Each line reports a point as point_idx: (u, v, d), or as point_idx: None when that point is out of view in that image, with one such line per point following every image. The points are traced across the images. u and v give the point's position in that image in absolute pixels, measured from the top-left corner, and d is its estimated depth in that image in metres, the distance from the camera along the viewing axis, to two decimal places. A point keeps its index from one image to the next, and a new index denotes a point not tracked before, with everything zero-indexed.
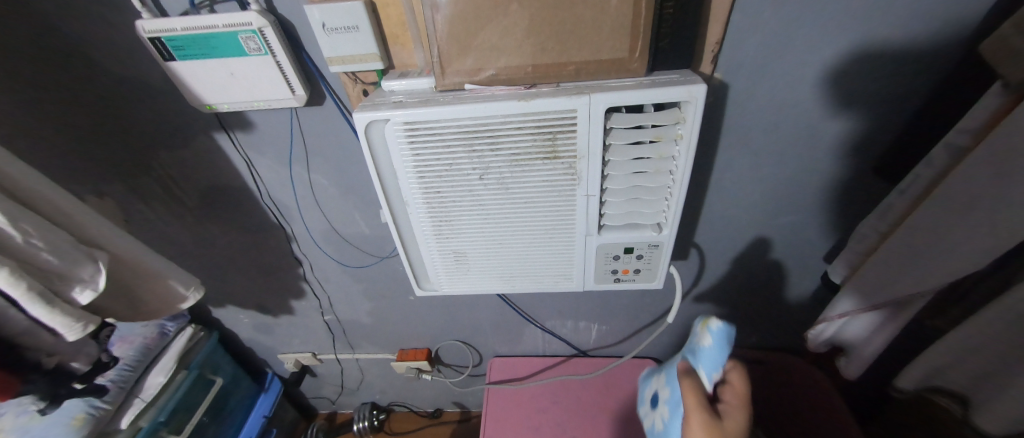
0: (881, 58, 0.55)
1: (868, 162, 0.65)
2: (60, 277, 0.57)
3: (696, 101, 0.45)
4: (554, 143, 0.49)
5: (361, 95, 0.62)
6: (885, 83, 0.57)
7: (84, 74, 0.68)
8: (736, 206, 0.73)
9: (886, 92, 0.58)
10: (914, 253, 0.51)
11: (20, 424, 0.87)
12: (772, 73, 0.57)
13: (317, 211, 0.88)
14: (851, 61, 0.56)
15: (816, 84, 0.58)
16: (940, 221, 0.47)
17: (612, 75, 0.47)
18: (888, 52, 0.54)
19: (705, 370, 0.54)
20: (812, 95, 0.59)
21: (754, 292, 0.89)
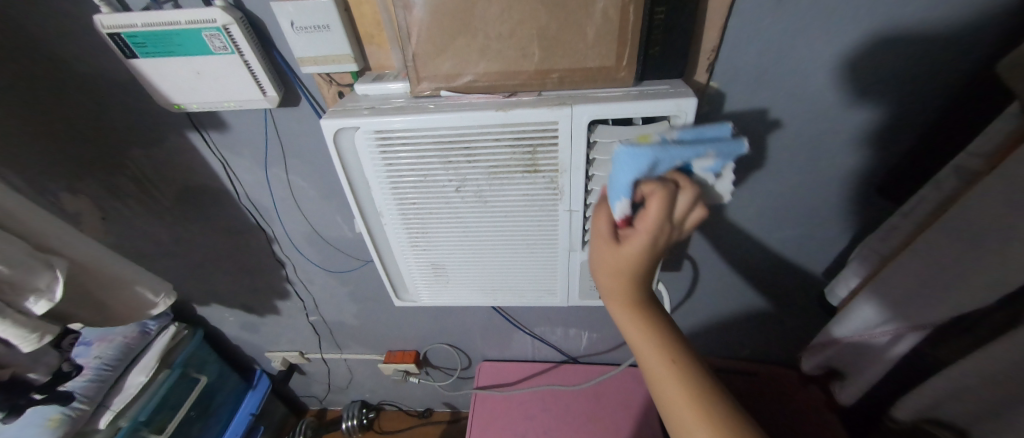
0: (898, 79, 0.50)
1: (876, 189, 0.60)
2: (12, 287, 0.54)
3: (686, 115, 0.42)
4: (535, 157, 0.46)
5: (337, 98, 0.58)
6: (903, 104, 0.52)
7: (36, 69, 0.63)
8: (734, 224, 0.69)
9: (902, 114, 0.53)
10: (923, 290, 0.47)
11: None
12: (776, 87, 0.53)
13: (298, 213, 0.83)
14: (865, 79, 0.51)
15: (823, 102, 0.53)
16: (955, 258, 0.43)
17: (598, 84, 0.44)
18: (910, 69, 0.49)
19: (614, 193, 0.40)
20: (818, 113, 0.54)
21: (751, 310, 0.84)
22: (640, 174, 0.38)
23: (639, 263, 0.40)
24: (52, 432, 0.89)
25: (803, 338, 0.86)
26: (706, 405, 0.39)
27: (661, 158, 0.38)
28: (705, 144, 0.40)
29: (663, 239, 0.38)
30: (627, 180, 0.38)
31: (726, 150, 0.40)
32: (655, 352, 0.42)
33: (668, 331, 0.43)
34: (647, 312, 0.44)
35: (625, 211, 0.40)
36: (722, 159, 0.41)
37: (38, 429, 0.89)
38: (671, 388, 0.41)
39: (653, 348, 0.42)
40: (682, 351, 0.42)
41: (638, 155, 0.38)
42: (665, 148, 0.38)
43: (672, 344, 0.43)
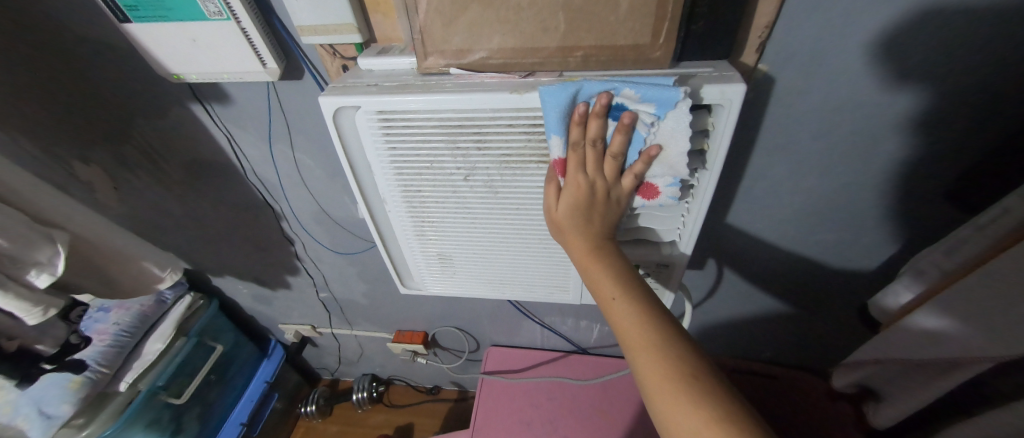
0: (984, 72, 0.42)
1: (936, 195, 0.53)
2: (13, 262, 0.53)
3: (730, 105, 0.36)
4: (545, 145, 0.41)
5: (341, 71, 0.53)
6: (985, 101, 0.44)
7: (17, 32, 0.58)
8: (766, 222, 0.63)
9: (980, 113, 0.45)
10: (989, 321, 0.40)
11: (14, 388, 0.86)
12: (830, 76, 0.46)
13: (305, 191, 0.79)
14: (943, 70, 0.43)
15: (886, 94, 0.46)
16: None
17: (628, 66, 0.38)
18: (1000, 60, 0.41)
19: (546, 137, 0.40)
20: (876, 106, 0.48)
21: (781, 314, 0.78)
22: (565, 112, 0.37)
23: (575, 207, 0.41)
24: (74, 394, 0.91)
25: (831, 346, 0.80)
26: (652, 329, 0.38)
27: (582, 89, 0.36)
28: (632, 83, 0.36)
29: (587, 178, 0.40)
30: (554, 121, 0.37)
31: (663, 96, 0.35)
32: (607, 279, 0.41)
33: (620, 263, 0.42)
34: (601, 244, 0.43)
35: (557, 153, 0.40)
36: (666, 107, 0.35)
37: (60, 390, 0.90)
38: (620, 314, 0.40)
39: (604, 276, 0.41)
40: (634, 277, 0.41)
41: (553, 95, 0.36)
42: (586, 85, 0.36)
43: (623, 273, 0.41)
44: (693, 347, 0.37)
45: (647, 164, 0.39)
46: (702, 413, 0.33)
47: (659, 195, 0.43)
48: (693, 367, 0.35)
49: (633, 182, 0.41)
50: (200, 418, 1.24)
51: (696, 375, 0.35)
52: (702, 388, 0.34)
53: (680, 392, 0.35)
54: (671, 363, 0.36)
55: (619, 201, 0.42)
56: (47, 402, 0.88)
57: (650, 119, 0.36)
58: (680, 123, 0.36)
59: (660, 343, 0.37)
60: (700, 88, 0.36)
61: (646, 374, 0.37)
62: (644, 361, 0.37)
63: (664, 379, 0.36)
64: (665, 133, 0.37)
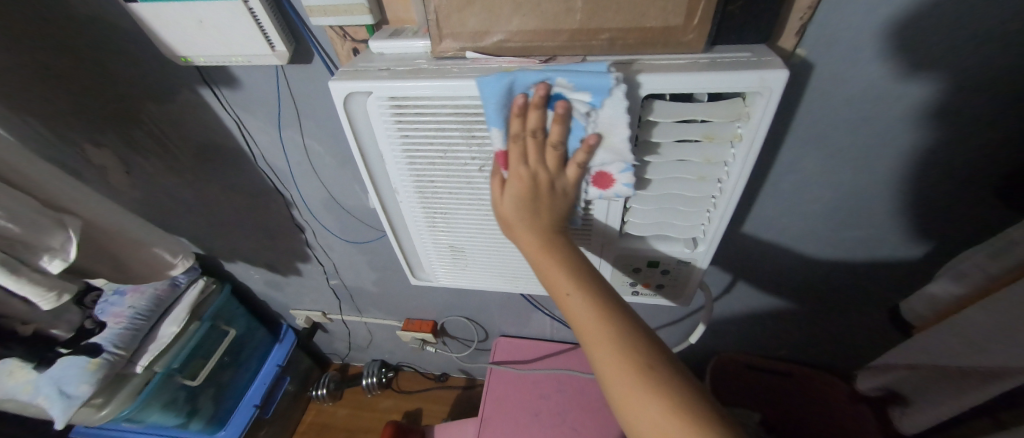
0: None
1: (985, 192, 0.49)
2: (26, 247, 0.52)
3: (769, 93, 0.32)
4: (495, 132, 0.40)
5: (352, 55, 0.51)
6: None
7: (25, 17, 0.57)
8: (792, 219, 0.60)
9: None
10: None
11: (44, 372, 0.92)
12: (874, 62, 0.42)
13: (314, 178, 0.77)
14: (1005, 58, 0.39)
15: (937, 83, 0.42)
16: None
17: (658, 50, 0.35)
18: None
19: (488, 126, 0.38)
20: (925, 95, 0.44)
21: (804, 312, 0.75)
22: (500, 104, 0.35)
23: (523, 200, 0.40)
24: (92, 375, 0.92)
25: (857, 345, 0.77)
26: (606, 321, 0.37)
27: (518, 80, 0.34)
28: (567, 71, 0.33)
29: (529, 171, 0.39)
30: (493, 112, 0.36)
31: (597, 83, 0.33)
32: (560, 272, 0.40)
33: (572, 256, 0.41)
34: (552, 237, 0.42)
35: (499, 145, 0.38)
36: (600, 95, 0.33)
37: (81, 370, 0.93)
38: (573, 308, 0.39)
39: (555, 269, 0.40)
40: (587, 268, 0.40)
41: (488, 85, 0.34)
42: (516, 73, 0.34)
43: (576, 266, 0.40)
44: (647, 336, 0.37)
45: (589, 154, 0.37)
46: (660, 402, 0.33)
47: (614, 186, 0.40)
48: (648, 357, 0.35)
49: (578, 173, 0.39)
50: (214, 398, 1.28)
51: (652, 365, 0.35)
52: (660, 378, 0.34)
53: (639, 383, 0.34)
54: (626, 357, 0.35)
55: (565, 192, 0.41)
56: (69, 382, 0.91)
57: (585, 108, 0.34)
58: (619, 110, 0.33)
59: (615, 335, 0.36)
60: (636, 76, 0.33)
61: (605, 368, 0.36)
62: (601, 355, 0.36)
63: (622, 371, 0.35)
64: (604, 121, 0.35)
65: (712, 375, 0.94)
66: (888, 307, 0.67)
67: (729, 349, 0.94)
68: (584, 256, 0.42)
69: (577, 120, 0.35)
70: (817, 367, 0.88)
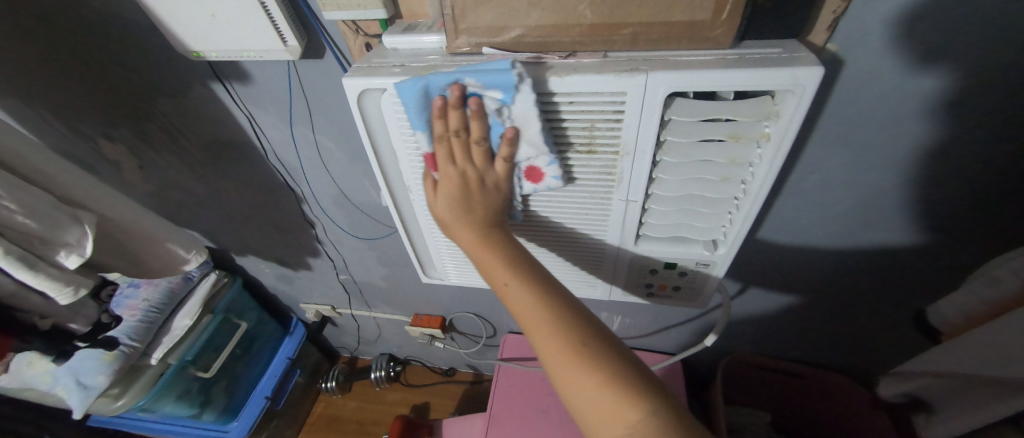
0: None
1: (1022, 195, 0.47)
2: (43, 243, 0.53)
3: (802, 92, 0.30)
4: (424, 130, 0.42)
5: (364, 50, 0.50)
6: None
7: (40, 15, 0.57)
8: (812, 220, 0.58)
9: None
10: None
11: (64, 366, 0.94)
12: (909, 58, 0.40)
13: (325, 173, 0.77)
14: None
15: (978, 80, 0.40)
16: None
17: (682, 45, 0.34)
18: None
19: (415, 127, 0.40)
20: (963, 93, 0.41)
21: (822, 314, 0.73)
22: (418, 108, 0.36)
23: (459, 196, 0.42)
24: (109, 366, 0.95)
25: (877, 349, 0.75)
26: (543, 306, 0.39)
27: (431, 84, 0.35)
28: (476, 70, 0.33)
29: (459, 169, 0.40)
30: (415, 117, 0.37)
31: (504, 79, 0.33)
32: (496, 263, 0.42)
33: (510, 247, 0.43)
34: (489, 231, 0.44)
35: (427, 147, 0.40)
36: (509, 92, 0.33)
37: (98, 362, 0.95)
38: (513, 297, 0.40)
39: (492, 261, 0.42)
40: (521, 258, 0.42)
41: (404, 90, 0.35)
42: (427, 76, 0.34)
43: (513, 256, 0.42)
44: (581, 316, 0.39)
45: (513, 147, 0.37)
46: (597, 377, 0.34)
47: (544, 179, 0.41)
48: (583, 334, 0.37)
49: (506, 166, 0.40)
50: (227, 390, 1.30)
51: (587, 343, 0.36)
52: (592, 352, 0.36)
53: (573, 360, 0.36)
54: (563, 336, 0.37)
55: (498, 186, 0.42)
56: (88, 374, 0.94)
57: (496, 105, 0.35)
58: (529, 105, 0.34)
59: (549, 317, 0.38)
60: (546, 75, 0.34)
61: (544, 351, 0.37)
62: (539, 338, 0.38)
63: (558, 351, 0.37)
64: (518, 116, 0.35)
65: (723, 374, 0.93)
66: (913, 310, 0.65)
67: (743, 350, 0.92)
68: (521, 246, 0.44)
69: (493, 117, 0.36)
70: (832, 368, 0.86)
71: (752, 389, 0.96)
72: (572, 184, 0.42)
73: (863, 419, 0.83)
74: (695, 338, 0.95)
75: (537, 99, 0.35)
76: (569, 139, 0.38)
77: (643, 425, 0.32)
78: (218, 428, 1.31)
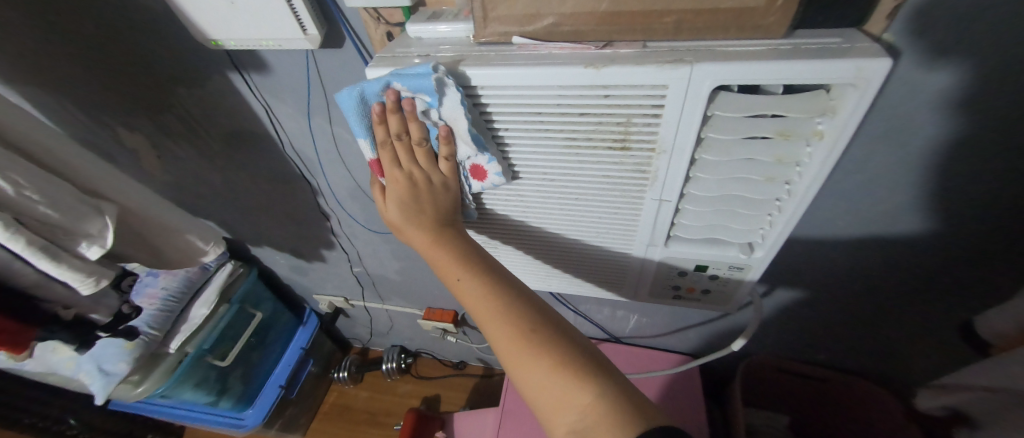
0: None
1: None
2: (65, 233, 0.52)
3: (865, 86, 0.28)
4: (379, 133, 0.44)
5: (385, 40, 0.49)
6: None
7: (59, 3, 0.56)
8: (850, 222, 0.55)
9: None
10: None
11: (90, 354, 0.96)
12: (984, 55, 0.36)
13: (341, 165, 0.76)
14: None
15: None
16: None
17: (730, 34, 0.31)
18: None
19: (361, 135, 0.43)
20: None
21: (853, 319, 0.70)
22: (357, 114, 0.39)
23: (407, 195, 0.44)
24: (130, 353, 0.96)
25: (910, 356, 0.72)
26: (494, 298, 0.40)
27: (365, 91, 0.37)
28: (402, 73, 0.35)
29: (403, 170, 0.43)
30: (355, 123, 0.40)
31: (425, 82, 0.34)
32: (448, 260, 0.43)
33: (462, 243, 0.44)
34: (442, 228, 0.45)
35: (370, 153, 0.43)
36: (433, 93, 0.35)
37: (120, 350, 0.96)
38: (465, 291, 0.42)
39: (443, 259, 0.44)
40: (470, 252, 0.44)
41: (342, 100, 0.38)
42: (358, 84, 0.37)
43: (465, 252, 0.44)
44: (529, 307, 0.40)
45: (449, 144, 0.39)
46: (546, 362, 0.36)
47: (488, 177, 0.42)
48: (531, 323, 0.38)
49: (447, 165, 0.42)
50: (243, 378, 1.32)
51: (536, 328, 0.38)
52: (541, 338, 0.37)
53: (524, 347, 0.37)
54: (513, 325, 0.38)
55: (446, 185, 0.44)
56: (113, 361, 0.95)
57: (422, 107, 0.37)
58: (455, 104, 0.35)
59: (498, 310, 0.40)
60: (537, 66, 0.33)
61: (497, 340, 0.39)
62: (492, 331, 0.39)
63: (509, 340, 0.38)
64: (448, 116, 0.37)
65: (743, 377, 0.91)
66: (953, 319, 0.62)
67: (764, 352, 0.89)
68: (474, 242, 0.46)
69: (422, 119, 0.38)
70: (859, 374, 0.83)
71: (773, 392, 0.93)
72: (515, 178, 0.44)
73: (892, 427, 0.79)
74: (714, 338, 0.93)
75: (574, 91, 0.33)
76: (504, 137, 0.39)
77: (593, 408, 0.33)
78: (235, 416, 1.33)
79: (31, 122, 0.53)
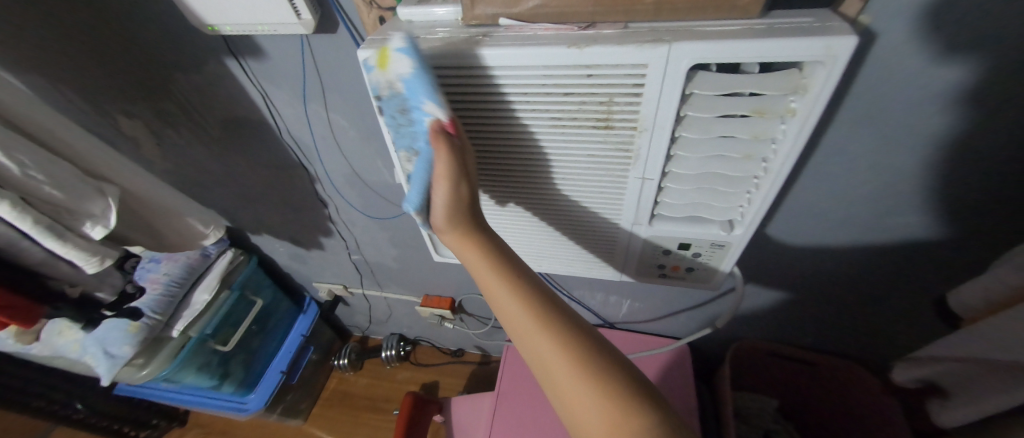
0: None
1: None
2: (69, 213, 0.54)
3: (833, 63, 0.30)
4: (410, 111, 0.39)
5: (378, 24, 0.49)
6: None
7: None
8: (831, 206, 0.56)
9: None
10: None
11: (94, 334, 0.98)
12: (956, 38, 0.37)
13: (337, 152, 0.77)
14: None
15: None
16: None
17: (709, 15, 0.32)
18: None
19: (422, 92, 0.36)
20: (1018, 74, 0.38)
21: (836, 301, 0.72)
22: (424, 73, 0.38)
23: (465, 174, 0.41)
24: (134, 337, 0.98)
25: (894, 336, 0.74)
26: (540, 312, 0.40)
27: None
28: None
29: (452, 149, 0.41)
30: (420, 76, 0.36)
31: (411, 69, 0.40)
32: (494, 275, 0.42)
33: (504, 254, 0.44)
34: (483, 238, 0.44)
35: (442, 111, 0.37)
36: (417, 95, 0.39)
37: (122, 333, 0.98)
38: (508, 304, 0.41)
39: (486, 271, 0.43)
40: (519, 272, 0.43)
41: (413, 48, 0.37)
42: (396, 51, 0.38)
43: (508, 263, 0.43)
44: (584, 332, 0.39)
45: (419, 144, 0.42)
46: (594, 384, 0.35)
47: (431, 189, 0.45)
48: (582, 343, 0.38)
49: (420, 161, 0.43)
50: (245, 362, 1.34)
51: (584, 348, 0.37)
52: (589, 359, 0.36)
53: (572, 368, 0.36)
54: (563, 341, 0.38)
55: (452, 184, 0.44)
56: (114, 344, 0.97)
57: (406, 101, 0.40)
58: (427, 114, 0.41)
59: (550, 331, 0.38)
60: (522, 47, 0.34)
61: (542, 357, 0.38)
62: (539, 348, 0.38)
63: (557, 358, 0.37)
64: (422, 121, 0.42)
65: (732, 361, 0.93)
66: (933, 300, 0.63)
67: (753, 337, 0.91)
68: (513, 254, 0.45)
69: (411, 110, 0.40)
70: (843, 357, 0.85)
71: (761, 375, 0.96)
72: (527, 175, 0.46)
73: (877, 409, 0.81)
74: (704, 323, 0.95)
75: (558, 69, 0.35)
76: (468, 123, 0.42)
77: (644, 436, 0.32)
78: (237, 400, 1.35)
79: (36, 104, 0.54)
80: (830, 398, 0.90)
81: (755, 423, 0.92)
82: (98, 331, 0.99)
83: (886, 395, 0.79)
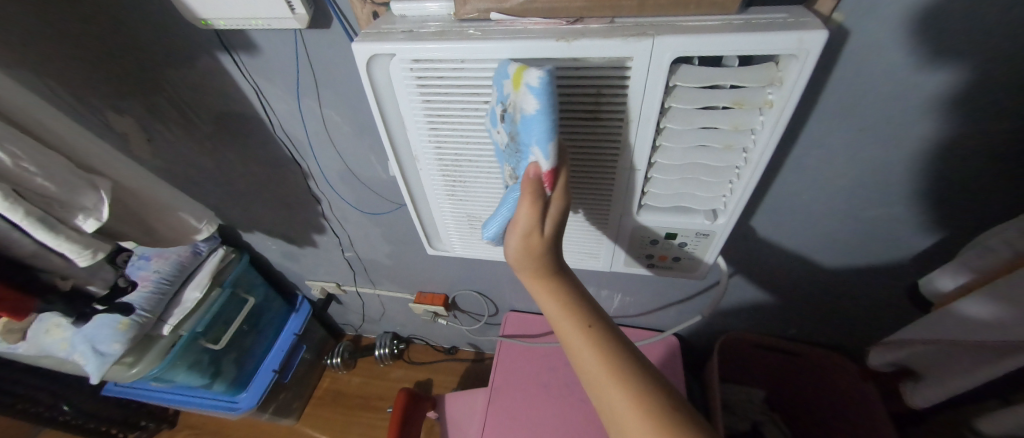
0: None
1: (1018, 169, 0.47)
2: (62, 205, 0.54)
3: (805, 56, 0.31)
4: (517, 142, 0.36)
5: (371, 19, 0.50)
6: None
7: None
8: (811, 198, 0.58)
9: None
10: None
11: (85, 330, 0.98)
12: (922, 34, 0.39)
13: (331, 149, 0.78)
14: None
15: (995, 61, 0.40)
16: None
17: (690, 10, 0.34)
18: None
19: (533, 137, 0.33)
20: (981, 67, 0.40)
21: (817, 291, 0.75)
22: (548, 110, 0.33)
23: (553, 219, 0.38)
24: (123, 335, 0.98)
25: (873, 325, 0.76)
26: (616, 362, 0.39)
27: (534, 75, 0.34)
28: None
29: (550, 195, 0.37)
30: (539, 122, 0.32)
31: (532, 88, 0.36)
32: (570, 324, 0.42)
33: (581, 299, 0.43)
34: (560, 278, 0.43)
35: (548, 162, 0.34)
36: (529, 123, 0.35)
37: (112, 330, 0.98)
38: (583, 350, 0.41)
39: (560, 313, 0.42)
40: (594, 317, 0.42)
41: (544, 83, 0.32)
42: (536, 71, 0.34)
43: (582, 306, 0.42)
44: (663, 390, 0.38)
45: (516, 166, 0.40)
46: None
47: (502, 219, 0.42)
48: (660, 399, 0.37)
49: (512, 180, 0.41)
50: (236, 360, 1.34)
51: (661, 404, 0.37)
52: (666, 416, 0.36)
53: (649, 423, 0.36)
54: (640, 395, 0.37)
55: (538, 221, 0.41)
56: (103, 341, 0.97)
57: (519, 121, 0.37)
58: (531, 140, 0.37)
59: (630, 391, 0.38)
60: (515, 40, 0.35)
61: (616, 409, 0.38)
62: (613, 400, 0.38)
63: (632, 412, 0.37)
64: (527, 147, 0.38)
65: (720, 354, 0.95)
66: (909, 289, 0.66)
67: (740, 329, 0.94)
68: (586, 295, 0.44)
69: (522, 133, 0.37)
70: (826, 348, 0.88)
71: (748, 368, 0.98)
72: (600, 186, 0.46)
73: (859, 398, 0.84)
74: (693, 316, 0.97)
75: (553, 63, 0.36)
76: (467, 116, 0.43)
77: None
78: (229, 399, 1.35)
79: (28, 97, 0.54)
80: (814, 388, 0.93)
81: (742, 414, 0.94)
82: (89, 327, 0.98)
83: (866, 384, 0.81)
